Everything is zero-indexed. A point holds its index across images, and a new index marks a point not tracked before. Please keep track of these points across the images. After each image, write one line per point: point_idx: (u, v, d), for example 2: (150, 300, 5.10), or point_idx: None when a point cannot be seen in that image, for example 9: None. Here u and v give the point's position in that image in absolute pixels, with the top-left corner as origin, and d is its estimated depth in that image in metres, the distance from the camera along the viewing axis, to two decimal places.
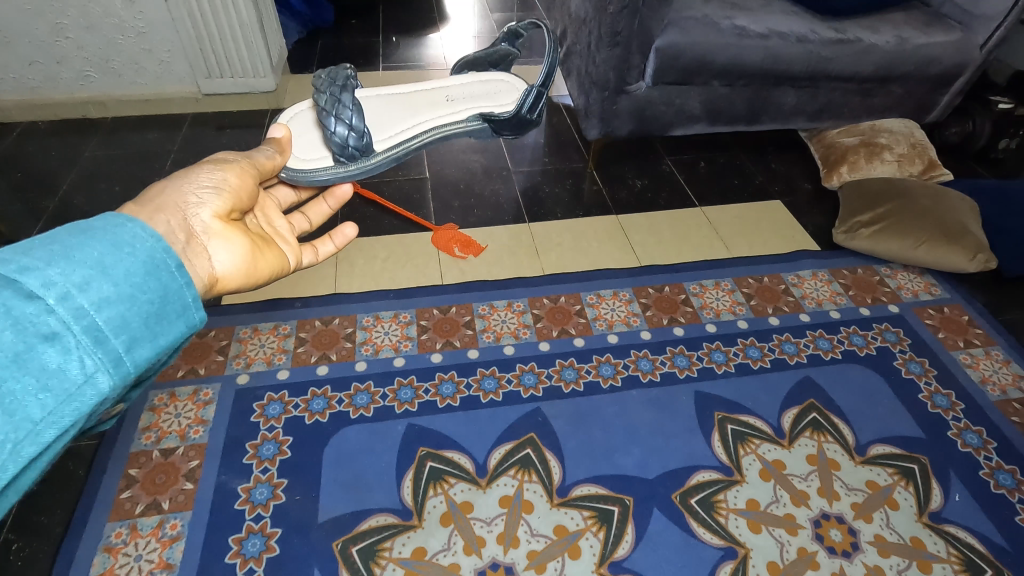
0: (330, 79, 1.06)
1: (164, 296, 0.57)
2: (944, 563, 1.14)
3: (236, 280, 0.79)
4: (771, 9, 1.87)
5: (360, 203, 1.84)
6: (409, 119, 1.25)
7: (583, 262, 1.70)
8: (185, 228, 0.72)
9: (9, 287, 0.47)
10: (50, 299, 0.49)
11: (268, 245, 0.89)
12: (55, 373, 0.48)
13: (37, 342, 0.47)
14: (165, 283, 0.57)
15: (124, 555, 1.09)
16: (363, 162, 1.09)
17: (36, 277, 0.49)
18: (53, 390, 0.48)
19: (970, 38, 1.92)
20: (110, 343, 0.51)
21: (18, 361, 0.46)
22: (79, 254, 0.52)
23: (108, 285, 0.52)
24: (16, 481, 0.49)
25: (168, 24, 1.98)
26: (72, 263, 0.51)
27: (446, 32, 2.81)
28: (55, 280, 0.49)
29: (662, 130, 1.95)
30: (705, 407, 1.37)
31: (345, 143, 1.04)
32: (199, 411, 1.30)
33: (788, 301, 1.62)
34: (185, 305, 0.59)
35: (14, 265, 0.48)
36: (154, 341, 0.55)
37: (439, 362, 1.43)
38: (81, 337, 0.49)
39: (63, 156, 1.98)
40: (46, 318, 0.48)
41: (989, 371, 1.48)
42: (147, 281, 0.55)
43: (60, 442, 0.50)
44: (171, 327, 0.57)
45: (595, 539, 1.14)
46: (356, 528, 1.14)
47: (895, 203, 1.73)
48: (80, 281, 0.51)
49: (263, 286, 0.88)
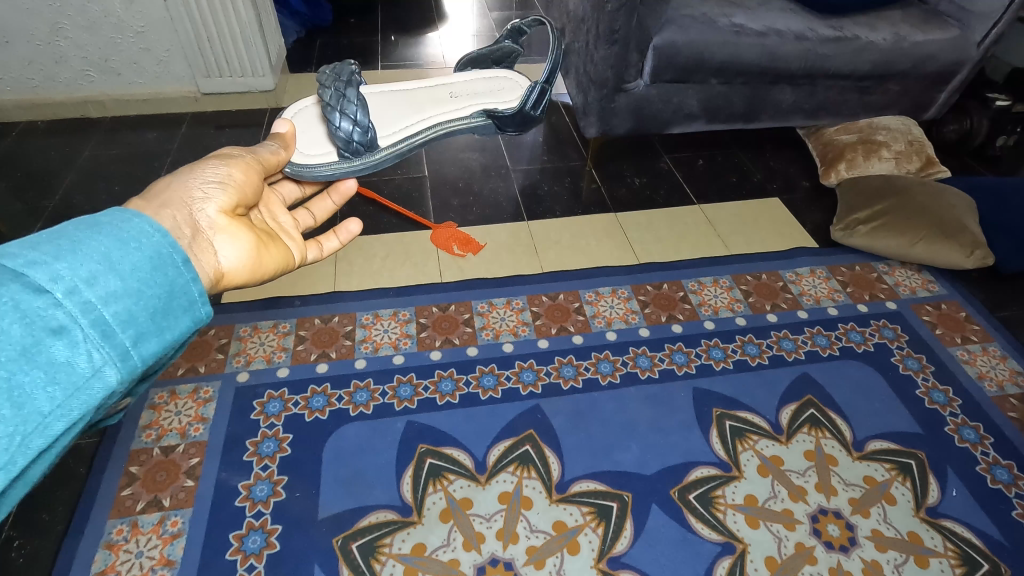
0: (335, 76, 1.09)
1: (170, 291, 0.57)
2: (941, 558, 1.15)
3: (242, 275, 0.79)
4: (768, 7, 1.87)
5: (359, 201, 1.85)
6: (414, 115, 1.25)
7: (582, 260, 1.70)
8: (191, 223, 0.72)
9: (17, 282, 0.48)
10: (57, 293, 0.49)
11: (273, 241, 0.89)
12: (62, 367, 0.48)
13: (45, 336, 0.48)
14: (171, 277, 0.57)
15: (125, 552, 1.09)
16: (367, 158, 1.10)
17: (44, 272, 0.49)
18: (61, 383, 0.48)
19: (967, 35, 1.93)
20: (118, 337, 0.51)
21: (26, 354, 0.47)
22: (85, 249, 0.53)
23: (115, 279, 0.53)
24: (24, 474, 0.50)
25: (167, 23, 1.99)
26: (79, 258, 0.52)
27: (445, 31, 2.82)
28: (62, 275, 0.50)
29: (660, 128, 1.95)
30: (703, 404, 1.37)
31: (350, 138, 1.06)
32: (198, 409, 1.31)
33: (786, 298, 1.63)
34: (192, 300, 0.59)
35: (21, 260, 0.49)
36: (160, 336, 0.55)
37: (438, 359, 1.43)
38: (88, 330, 0.50)
39: (62, 156, 1.98)
40: (53, 311, 0.48)
41: (986, 367, 1.49)
42: (153, 276, 0.56)
43: (68, 436, 0.51)
44: (177, 322, 0.57)
45: (594, 534, 1.15)
46: (355, 524, 1.15)
47: (893, 200, 1.74)
48: (87, 275, 0.51)
49: (268, 281, 0.88)
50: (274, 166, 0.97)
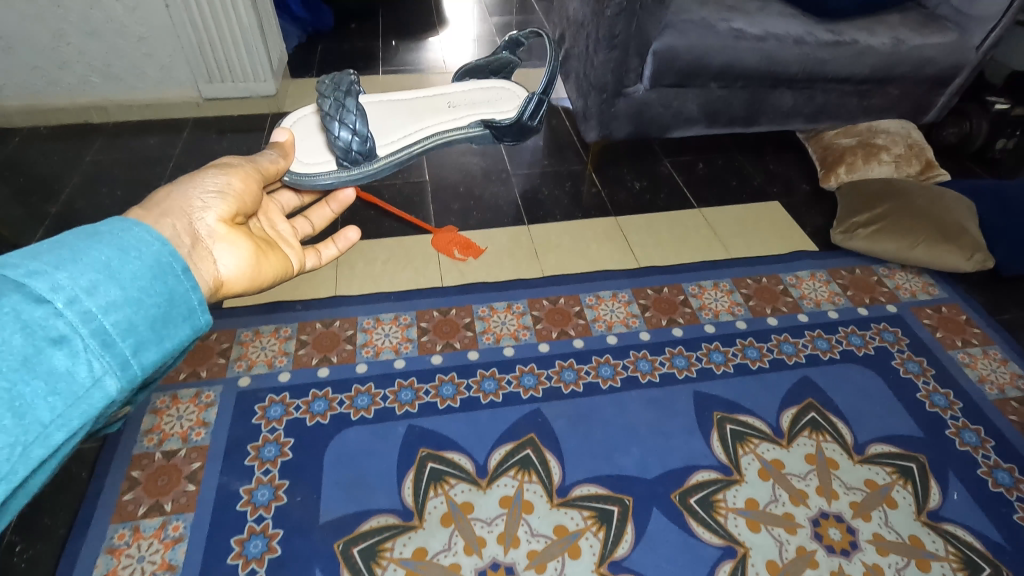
0: (334, 85, 1.08)
1: (170, 300, 0.58)
2: (942, 561, 1.15)
3: (240, 283, 0.80)
4: (767, 12, 1.88)
5: (360, 206, 1.86)
6: (411, 124, 1.24)
7: (582, 263, 1.71)
8: (191, 232, 0.73)
9: (18, 292, 0.48)
10: (58, 303, 0.49)
11: (272, 248, 0.90)
12: (63, 377, 0.48)
13: (46, 347, 0.48)
14: (171, 286, 0.58)
15: (127, 556, 1.09)
16: (366, 167, 1.10)
17: (45, 282, 0.50)
18: (61, 393, 0.48)
19: (966, 38, 1.93)
20: (118, 346, 0.52)
21: (27, 365, 0.47)
22: (86, 258, 0.53)
23: (115, 288, 0.53)
24: (24, 485, 0.50)
25: (170, 29, 2.00)
26: (79, 268, 0.52)
27: (446, 35, 2.83)
28: (63, 285, 0.50)
29: (660, 132, 1.96)
30: (703, 408, 1.37)
31: (349, 147, 1.06)
32: (200, 414, 1.31)
33: (786, 302, 1.63)
34: (192, 309, 0.60)
35: (22, 270, 0.49)
36: (160, 345, 0.56)
37: (438, 364, 1.43)
38: (89, 340, 0.50)
39: (65, 161, 1.99)
40: (54, 322, 0.49)
41: (987, 370, 1.49)
42: (153, 285, 0.56)
43: (68, 445, 0.51)
44: (177, 331, 0.58)
45: (595, 538, 1.15)
46: (357, 529, 1.15)
47: (892, 204, 1.74)
48: (87, 285, 0.52)
49: (267, 289, 0.89)
50: (273, 175, 0.98)
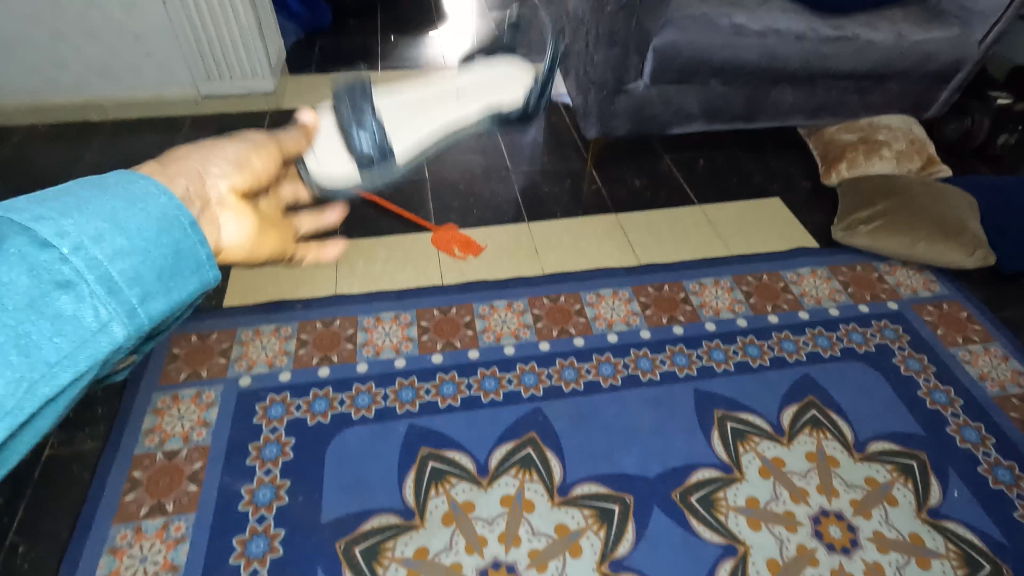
0: (350, 91, 1.18)
1: (179, 253, 0.52)
2: (943, 559, 1.15)
3: (239, 254, 0.73)
4: (769, 7, 1.87)
5: (360, 204, 1.86)
6: (426, 120, 1.29)
7: (582, 261, 1.70)
8: (201, 194, 0.65)
9: (18, 235, 0.43)
10: (63, 248, 0.44)
11: (272, 214, 0.84)
12: (69, 319, 0.44)
13: (51, 289, 0.43)
14: (181, 241, 0.52)
15: (129, 557, 1.10)
16: (388, 167, 1.19)
17: (49, 227, 0.44)
18: (67, 335, 0.44)
19: (969, 33, 1.92)
20: (123, 294, 0.47)
21: (32, 306, 0.42)
22: (91, 205, 0.47)
23: (123, 238, 0.48)
24: (21, 437, 0.46)
25: (168, 31, 2.01)
26: (83, 214, 0.46)
27: (445, 31, 2.81)
28: (69, 231, 0.45)
29: (660, 128, 1.95)
30: (704, 406, 1.37)
31: (372, 152, 1.14)
32: (201, 414, 1.31)
33: (787, 299, 1.63)
34: (201, 263, 0.54)
35: (24, 212, 0.44)
36: (168, 297, 0.51)
37: (439, 363, 1.43)
38: (94, 286, 0.46)
39: (63, 160, 1.98)
40: (58, 266, 0.44)
41: (988, 367, 1.49)
42: (161, 238, 0.50)
43: (67, 396, 0.47)
44: (186, 285, 0.53)
45: (596, 537, 1.15)
46: (358, 528, 1.15)
47: (893, 200, 1.74)
48: (94, 232, 0.46)
49: (263, 265, 0.82)
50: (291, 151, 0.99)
